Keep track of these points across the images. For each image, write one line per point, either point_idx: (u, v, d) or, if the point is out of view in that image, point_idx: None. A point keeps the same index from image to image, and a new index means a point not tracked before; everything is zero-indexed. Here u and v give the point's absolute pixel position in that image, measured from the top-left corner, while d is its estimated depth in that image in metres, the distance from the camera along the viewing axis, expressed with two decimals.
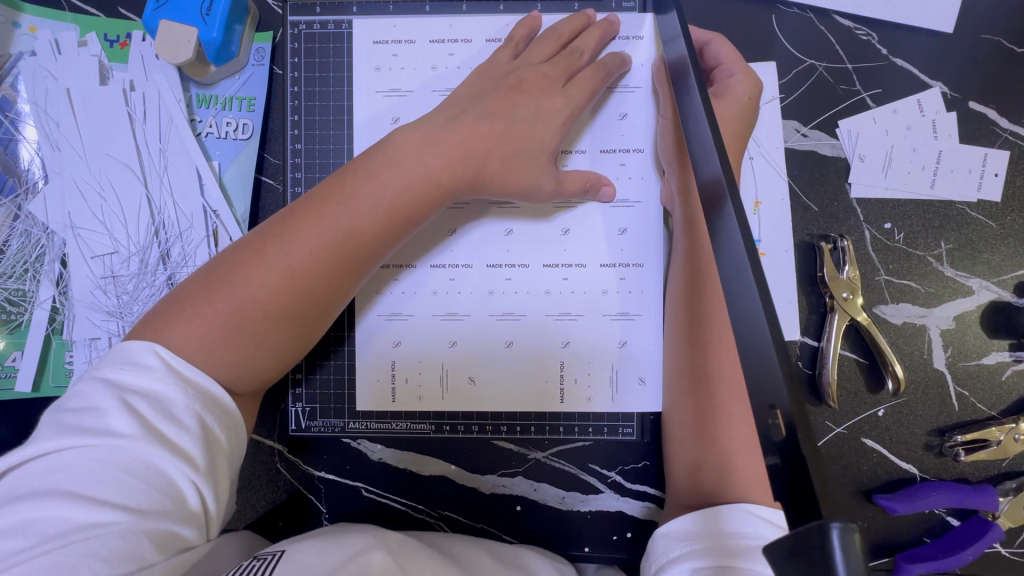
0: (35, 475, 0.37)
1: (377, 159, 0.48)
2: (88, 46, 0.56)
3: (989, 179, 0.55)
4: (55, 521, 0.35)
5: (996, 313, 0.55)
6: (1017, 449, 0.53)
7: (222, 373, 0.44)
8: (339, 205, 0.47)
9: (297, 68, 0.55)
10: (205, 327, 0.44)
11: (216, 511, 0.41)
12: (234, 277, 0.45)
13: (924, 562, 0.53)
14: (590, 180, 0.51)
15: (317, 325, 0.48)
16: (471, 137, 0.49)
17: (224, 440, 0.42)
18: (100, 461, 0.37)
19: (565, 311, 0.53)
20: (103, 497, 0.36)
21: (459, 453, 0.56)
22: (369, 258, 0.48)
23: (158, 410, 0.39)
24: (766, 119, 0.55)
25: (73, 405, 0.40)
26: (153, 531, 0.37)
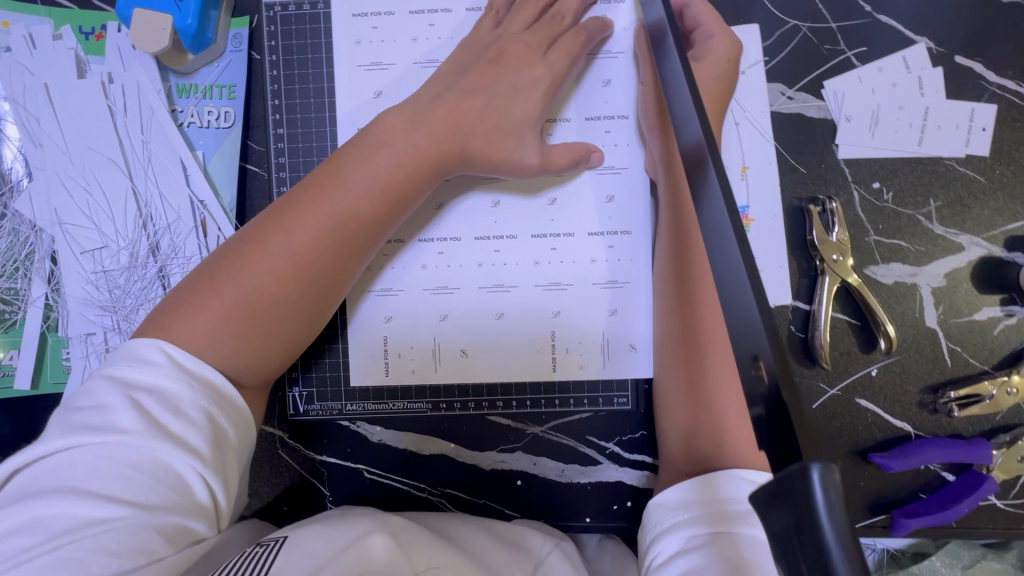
0: (43, 473, 0.37)
1: (367, 144, 0.49)
2: (64, 40, 0.55)
3: (977, 134, 0.54)
4: (64, 518, 0.36)
5: (986, 269, 0.55)
6: (1010, 402, 0.54)
7: (231, 364, 0.45)
8: (331, 191, 0.47)
9: (275, 50, 0.55)
10: (210, 322, 0.45)
11: (226, 504, 0.42)
12: (235, 269, 0.46)
13: (920, 517, 0.54)
14: (580, 151, 0.51)
15: (321, 311, 0.49)
16: (453, 114, 0.49)
17: (232, 434, 0.43)
18: (110, 459, 0.38)
19: (555, 282, 0.53)
20: (113, 494, 0.37)
21: (457, 432, 0.57)
22: (367, 243, 0.49)
23: (166, 406, 0.40)
24: (751, 82, 0.55)
25: (79, 403, 0.41)
26: (163, 525, 0.38)
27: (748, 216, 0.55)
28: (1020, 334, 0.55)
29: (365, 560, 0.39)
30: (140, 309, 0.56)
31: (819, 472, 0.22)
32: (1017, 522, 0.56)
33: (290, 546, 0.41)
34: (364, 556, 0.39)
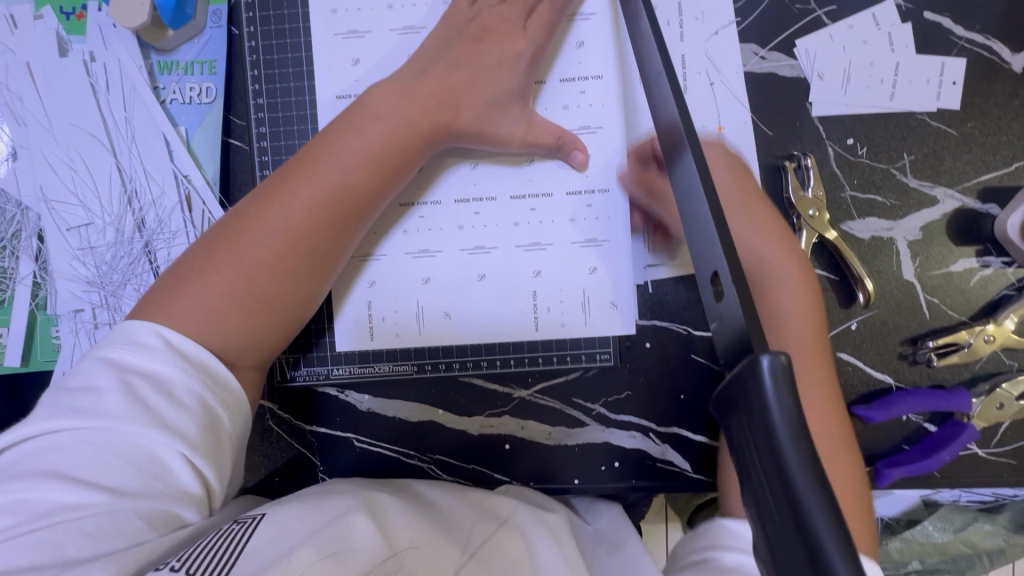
0: (30, 453, 0.39)
1: (355, 117, 0.49)
2: (45, 20, 0.56)
3: (948, 88, 0.55)
4: (45, 500, 0.37)
5: (961, 220, 0.56)
6: (987, 350, 0.55)
7: (232, 341, 0.46)
8: (324, 164, 0.48)
9: (252, 22, 0.55)
10: (210, 302, 0.45)
11: (219, 489, 0.43)
12: (232, 245, 0.47)
13: (903, 467, 0.55)
14: (563, 138, 0.52)
15: (321, 284, 0.50)
16: (441, 87, 0.49)
17: (225, 421, 0.44)
18: (95, 445, 0.39)
19: (535, 241, 0.54)
20: (96, 480, 0.38)
21: (444, 397, 0.57)
22: (362, 216, 0.49)
23: (159, 392, 0.41)
24: (724, 42, 0.55)
25: (72, 384, 0.42)
26: (146, 511, 0.39)
27: None
28: (995, 285, 0.56)
29: (342, 542, 0.40)
30: (127, 285, 0.57)
31: (768, 361, 0.24)
32: (1000, 471, 0.56)
33: (269, 521, 0.42)
34: (343, 537, 0.40)
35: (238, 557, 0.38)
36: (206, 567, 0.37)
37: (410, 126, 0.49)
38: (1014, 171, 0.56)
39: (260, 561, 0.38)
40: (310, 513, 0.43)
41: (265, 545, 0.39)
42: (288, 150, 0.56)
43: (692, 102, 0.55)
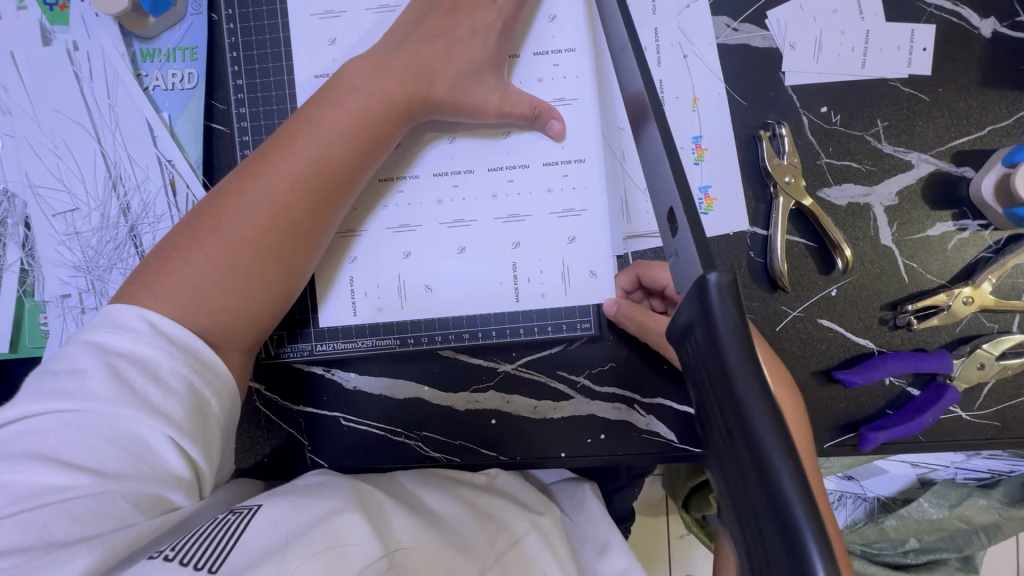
0: (12, 438, 0.38)
1: (332, 93, 0.50)
2: (29, 11, 0.57)
3: (918, 54, 0.56)
4: (28, 482, 0.37)
5: (937, 185, 0.56)
6: (966, 312, 0.55)
7: (219, 318, 0.46)
8: (303, 139, 0.48)
9: (231, 6, 0.56)
10: (195, 280, 0.45)
11: (208, 473, 0.43)
12: (215, 224, 0.47)
13: (887, 430, 0.55)
14: (539, 107, 0.53)
15: (306, 260, 0.50)
16: (414, 60, 0.50)
17: (214, 405, 0.43)
18: (81, 429, 0.38)
19: (513, 213, 0.55)
20: (81, 463, 0.37)
21: (429, 372, 0.58)
22: (345, 190, 0.50)
23: (145, 375, 0.40)
24: (697, 15, 0.56)
25: (56, 367, 0.41)
26: (132, 495, 0.39)
27: (701, 145, 0.56)
28: (973, 247, 0.57)
29: (337, 537, 0.38)
30: (113, 269, 0.58)
31: (712, 277, 0.28)
32: (981, 433, 0.57)
33: (263, 513, 0.40)
34: (335, 539, 0.38)
35: (234, 546, 0.37)
36: (202, 558, 0.36)
37: (388, 100, 0.49)
38: (987, 135, 0.56)
39: (254, 554, 0.36)
40: (305, 504, 0.41)
41: (260, 536, 0.38)
42: (268, 130, 0.57)
43: (666, 74, 0.56)
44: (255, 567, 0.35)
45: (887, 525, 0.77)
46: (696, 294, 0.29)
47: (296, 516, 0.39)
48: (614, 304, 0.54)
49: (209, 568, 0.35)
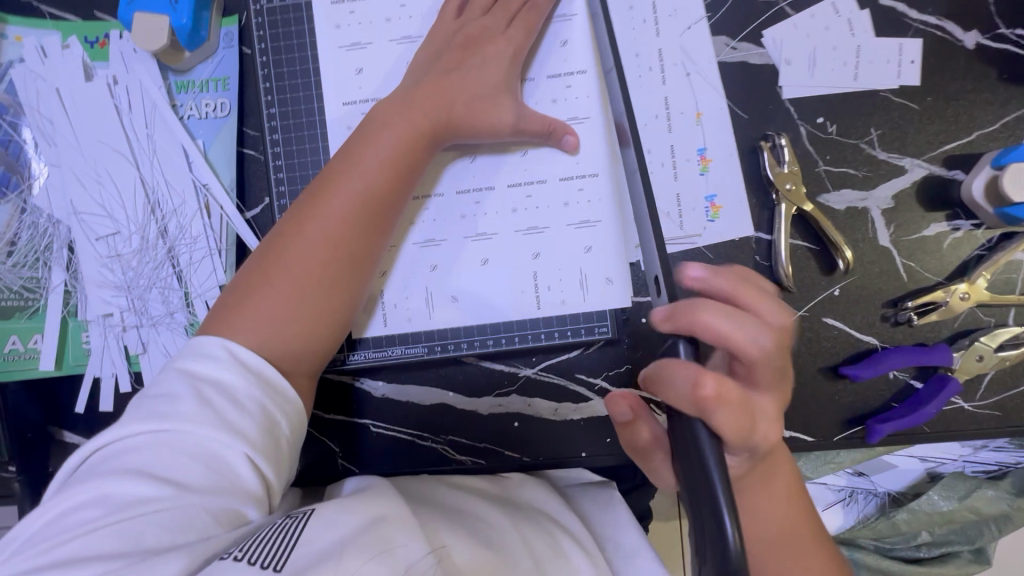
0: (114, 455, 0.42)
1: (368, 129, 0.54)
2: (71, 49, 0.61)
3: (907, 66, 0.60)
4: (125, 494, 0.40)
5: (930, 187, 0.60)
6: (963, 307, 0.58)
7: (292, 346, 0.50)
8: (348, 174, 0.52)
9: (263, 39, 0.60)
10: (268, 314, 0.49)
11: (278, 489, 0.45)
12: (279, 262, 0.51)
13: (893, 422, 0.58)
14: (555, 126, 0.56)
15: (362, 285, 0.54)
16: (437, 89, 0.54)
17: (283, 426, 0.46)
18: (172, 446, 0.42)
19: (533, 226, 0.58)
20: (173, 478, 0.41)
21: (454, 379, 0.60)
22: (390, 217, 0.54)
23: (226, 398, 0.44)
24: (697, 36, 0.60)
25: (151, 392, 0.45)
26: (212, 508, 0.41)
27: (706, 157, 0.59)
28: (967, 246, 0.60)
29: (386, 541, 0.40)
30: (152, 289, 0.61)
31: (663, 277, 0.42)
32: (983, 422, 0.60)
33: (319, 515, 0.42)
34: (386, 540, 0.40)
35: (295, 546, 0.39)
36: (266, 558, 0.38)
37: (419, 128, 0.53)
38: (975, 139, 0.60)
39: (316, 553, 0.39)
40: (355, 507, 0.43)
41: (318, 537, 0.40)
42: (297, 153, 0.60)
43: (671, 92, 0.60)
44: (317, 564, 0.38)
45: (898, 518, 0.79)
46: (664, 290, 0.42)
47: (348, 519, 0.42)
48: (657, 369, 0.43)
49: (274, 566, 0.37)
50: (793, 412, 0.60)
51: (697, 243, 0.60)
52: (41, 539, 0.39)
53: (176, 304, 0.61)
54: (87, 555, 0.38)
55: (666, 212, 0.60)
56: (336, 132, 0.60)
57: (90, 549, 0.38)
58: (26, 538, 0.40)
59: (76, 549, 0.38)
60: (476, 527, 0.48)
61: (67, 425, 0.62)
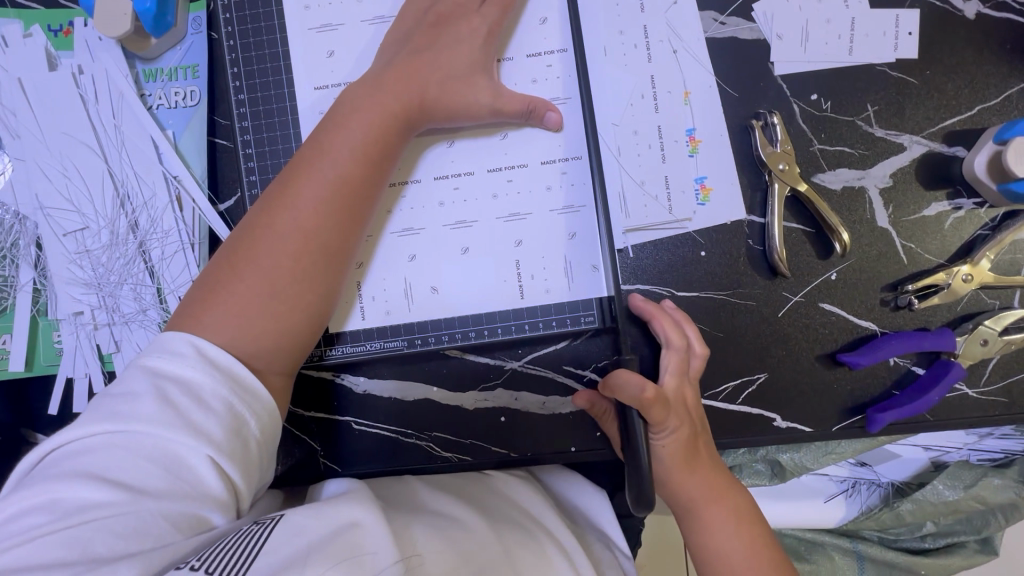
0: (70, 456, 0.41)
1: (340, 115, 0.51)
2: (34, 38, 0.58)
3: (904, 38, 0.57)
4: (76, 499, 0.39)
5: (931, 165, 0.57)
6: (966, 290, 0.56)
7: (264, 342, 0.48)
8: (320, 162, 0.50)
9: (230, 23, 0.57)
10: (238, 310, 0.47)
11: (245, 492, 0.44)
12: (250, 255, 0.48)
13: (894, 410, 0.55)
14: (534, 105, 0.54)
15: (338, 278, 0.51)
16: (409, 71, 0.51)
17: (252, 426, 0.45)
18: (133, 449, 0.41)
19: (515, 212, 0.56)
20: (132, 482, 0.40)
21: (437, 374, 0.58)
22: (366, 207, 0.51)
23: (190, 398, 0.42)
24: (684, 10, 0.57)
25: (113, 390, 0.44)
26: (171, 514, 0.40)
27: (695, 138, 0.57)
28: (970, 225, 0.57)
29: (355, 547, 0.39)
30: (124, 285, 0.59)
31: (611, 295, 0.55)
32: (987, 409, 0.58)
33: (286, 521, 0.40)
34: (354, 546, 0.39)
35: (257, 555, 0.37)
36: (225, 567, 0.36)
37: (391, 112, 0.51)
38: (977, 114, 0.57)
39: (279, 561, 0.37)
40: (324, 510, 0.42)
41: (284, 546, 0.38)
42: (270, 141, 0.58)
43: (657, 71, 0.57)
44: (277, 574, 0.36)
45: (902, 509, 0.76)
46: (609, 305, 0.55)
47: (317, 524, 0.40)
48: (622, 377, 0.49)
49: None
50: (790, 401, 0.58)
51: (688, 228, 0.57)
52: None
53: (149, 301, 0.59)
54: (34, 563, 0.37)
55: (654, 196, 0.57)
56: (309, 119, 0.58)
57: (36, 557, 0.37)
58: None
59: (22, 557, 0.37)
60: (454, 530, 0.47)
61: (39, 427, 0.60)
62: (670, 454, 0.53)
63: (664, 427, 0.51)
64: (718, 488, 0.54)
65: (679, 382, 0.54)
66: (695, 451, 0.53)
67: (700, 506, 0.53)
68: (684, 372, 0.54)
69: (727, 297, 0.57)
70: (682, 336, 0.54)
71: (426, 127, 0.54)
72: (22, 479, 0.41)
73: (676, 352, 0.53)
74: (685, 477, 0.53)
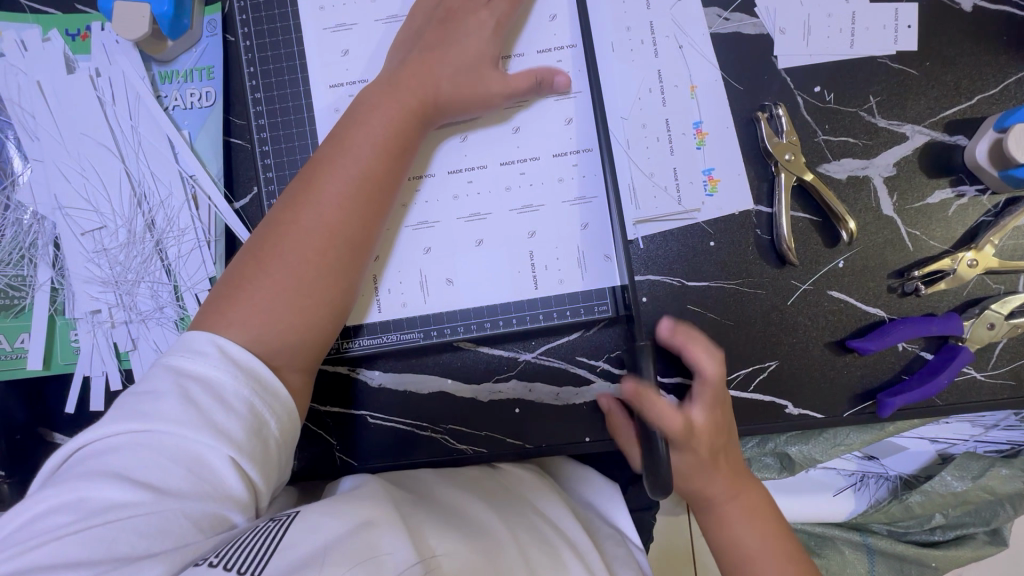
0: (95, 455, 0.41)
1: (360, 112, 0.52)
2: (52, 42, 0.59)
3: (904, 31, 0.58)
4: (101, 498, 0.39)
5: (933, 153, 0.58)
6: (972, 275, 0.57)
7: (289, 337, 0.49)
8: (342, 159, 0.51)
9: (246, 24, 0.58)
10: (264, 305, 0.48)
11: (265, 492, 0.45)
12: (276, 251, 0.49)
13: (904, 395, 0.56)
14: (541, 75, 0.55)
15: (360, 272, 0.52)
16: (424, 68, 0.53)
17: (272, 426, 0.45)
18: (157, 448, 0.41)
19: (527, 204, 0.57)
20: (155, 481, 0.40)
21: (452, 366, 0.59)
22: (386, 203, 0.52)
23: (212, 398, 0.43)
24: (688, 6, 0.58)
25: (138, 389, 0.44)
26: (193, 513, 0.40)
27: (703, 130, 0.58)
28: (973, 212, 0.59)
29: (372, 549, 0.39)
30: (140, 284, 0.60)
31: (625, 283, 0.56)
32: (995, 394, 0.59)
33: (302, 520, 0.40)
34: (371, 548, 0.39)
35: (274, 553, 0.38)
36: (243, 564, 0.37)
37: (409, 108, 0.52)
38: (977, 104, 0.59)
39: (296, 559, 0.37)
40: (340, 510, 0.42)
41: (301, 544, 0.38)
42: (286, 139, 0.59)
43: (663, 65, 0.58)
44: (295, 572, 0.36)
45: (912, 501, 0.76)
46: (615, 295, 0.57)
47: (333, 523, 0.40)
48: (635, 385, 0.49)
49: (250, 572, 0.36)
50: (801, 389, 0.58)
51: (697, 219, 0.58)
52: (14, 543, 0.38)
53: (166, 299, 0.60)
54: (59, 563, 0.37)
55: (664, 187, 0.58)
56: (324, 117, 0.59)
57: (60, 556, 0.37)
58: (4, 538, 0.39)
59: (48, 555, 0.37)
60: (469, 530, 0.47)
61: (57, 428, 0.60)
62: (689, 471, 0.53)
63: (687, 446, 0.52)
64: (736, 480, 0.54)
65: (708, 412, 0.52)
66: (721, 449, 0.53)
67: (721, 500, 0.54)
68: (718, 400, 0.53)
69: (736, 286, 0.58)
70: (715, 364, 0.53)
71: (441, 123, 0.55)
72: (48, 478, 0.42)
73: (711, 383, 0.53)
74: (709, 474, 0.53)
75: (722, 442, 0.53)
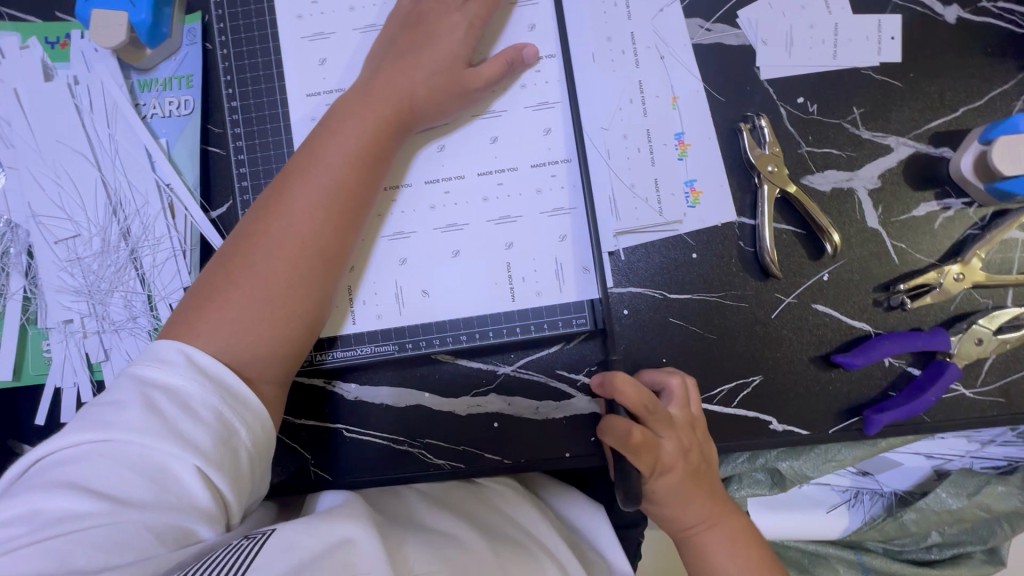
0: (54, 467, 0.40)
1: (334, 121, 0.52)
2: (31, 49, 0.59)
3: (887, 43, 0.58)
4: (57, 510, 0.38)
5: (918, 166, 0.58)
6: (958, 289, 0.56)
7: (259, 349, 0.48)
8: (315, 168, 0.50)
9: (224, 33, 0.58)
10: (233, 316, 0.47)
11: (234, 505, 0.43)
12: (246, 261, 0.48)
13: (891, 411, 0.55)
14: (511, 56, 0.54)
15: (334, 282, 0.51)
16: (398, 75, 0.52)
17: (242, 436, 0.44)
18: (118, 459, 0.40)
19: (505, 214, 0.56)
20: (117, 493, 0.39)
21: (429, 379, 0.58)
22: (361, 212, 0.52)
23: (179, 407, 0.42)
24: (669, 16, 0.58)
25: (102, 398, 0.43)
26: (156, 526, 0.39)
27: (684, 141, 0.57)
28: (960, 225, 0.58)
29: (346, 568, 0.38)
30: (113, 293, 0.59)
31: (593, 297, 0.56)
32: (985, 410, 0.57)
33: (278, 538, 0.39)
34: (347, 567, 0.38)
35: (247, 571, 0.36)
36: None
37: (383, 116, 0.51)
38: (962, 116, 0.58)
39: None
40: (318, 527, 0.40)
41: (274, 563, 0.37)
42: (262, 148, 0.58)
43: (644, 75, 0.58)
44: None
45: (906, 519, 0.74)
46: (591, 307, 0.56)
47: (310, 541, 0.39)
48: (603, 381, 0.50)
49: None
50: (786, 404, 0.57)
51: (679, 230, 0.57)
52: None
53: (139, 309, 0.59)
54: None
55: (644, 198, 0.58)
56: (301, 126, 0.58)
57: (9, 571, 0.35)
58: None
59: None
60: (450, 548, 0.45)
61: (26, 439, 0.59)
62: (664, 496, 0.52)
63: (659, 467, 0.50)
64: (713, 499, 0.53)
65: (677, 440, 0.51)
66: (695, 469, 0.52)
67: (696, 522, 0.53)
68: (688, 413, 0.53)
69: (718, 298, 0.57)
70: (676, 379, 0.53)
71: (416, 130, 0.54)
72: (5, 490, 0.41)
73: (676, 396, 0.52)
74: (683, 497, 0.52)
75: (693, 460, 0.52)
